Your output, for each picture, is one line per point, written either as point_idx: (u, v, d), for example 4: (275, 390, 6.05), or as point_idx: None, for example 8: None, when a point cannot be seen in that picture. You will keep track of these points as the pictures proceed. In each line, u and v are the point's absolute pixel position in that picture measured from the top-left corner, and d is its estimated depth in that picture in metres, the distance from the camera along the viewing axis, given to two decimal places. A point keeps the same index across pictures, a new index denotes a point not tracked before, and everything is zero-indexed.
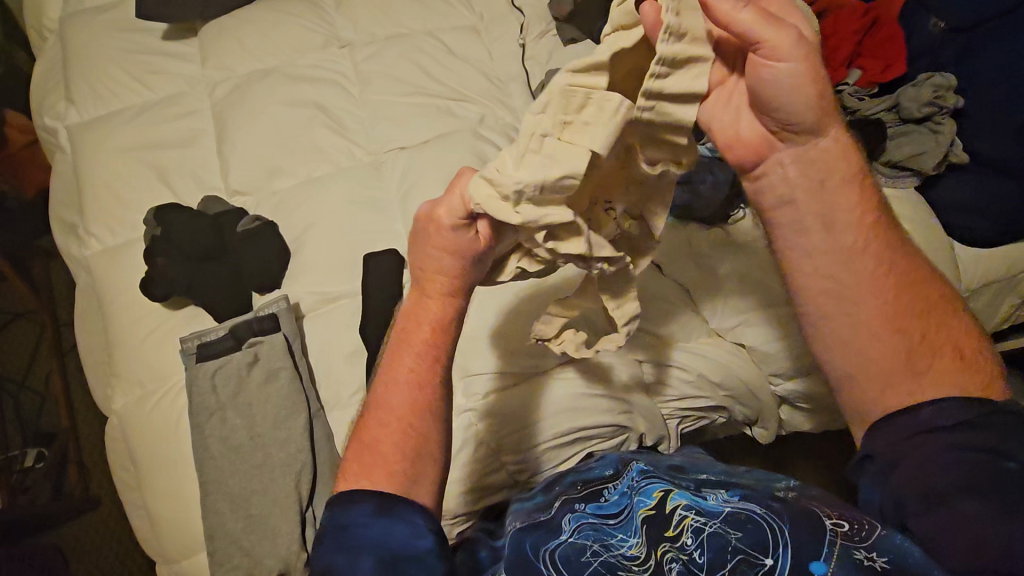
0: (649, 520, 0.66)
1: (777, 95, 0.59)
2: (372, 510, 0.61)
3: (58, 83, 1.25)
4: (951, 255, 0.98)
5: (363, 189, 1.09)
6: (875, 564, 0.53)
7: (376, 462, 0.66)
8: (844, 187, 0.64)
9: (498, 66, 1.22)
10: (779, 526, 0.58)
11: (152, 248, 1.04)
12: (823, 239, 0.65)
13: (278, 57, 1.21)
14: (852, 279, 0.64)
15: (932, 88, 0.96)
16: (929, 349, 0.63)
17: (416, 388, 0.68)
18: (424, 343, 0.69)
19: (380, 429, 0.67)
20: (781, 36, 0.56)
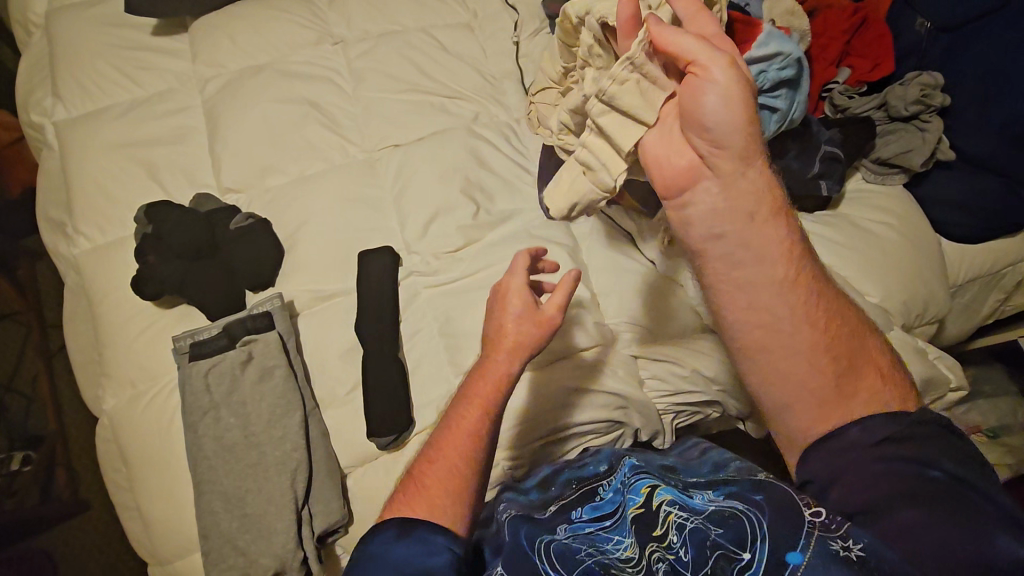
0: (638, 519, 0.67)
1: (706, 117, 0.60)
2: (394, 534, 0.63)
3: (44, 79, 1.23)
4: (938, 250, 1.00)
5: (357, 185, 1.09)
6: (852, 554, 0.53)
7: (418, 495, 0.67)
8: (771, 220, 0.65)
9: (492, 63, 1.23)
10: (758, 520, 0.59)
11: (143, 246, 1.03)
12: (755, 267, 0.65)
13: (270, 54, 1.21)
14: (783, 310, 0.66)
15: (919, 87, 0.97)
16: (852, 376, 0.65)
17: (473, 433, 0.71)
18: (488, 396, 0.74)
19: (428, 465, 0.70)
20: (712, 59, 0.59)
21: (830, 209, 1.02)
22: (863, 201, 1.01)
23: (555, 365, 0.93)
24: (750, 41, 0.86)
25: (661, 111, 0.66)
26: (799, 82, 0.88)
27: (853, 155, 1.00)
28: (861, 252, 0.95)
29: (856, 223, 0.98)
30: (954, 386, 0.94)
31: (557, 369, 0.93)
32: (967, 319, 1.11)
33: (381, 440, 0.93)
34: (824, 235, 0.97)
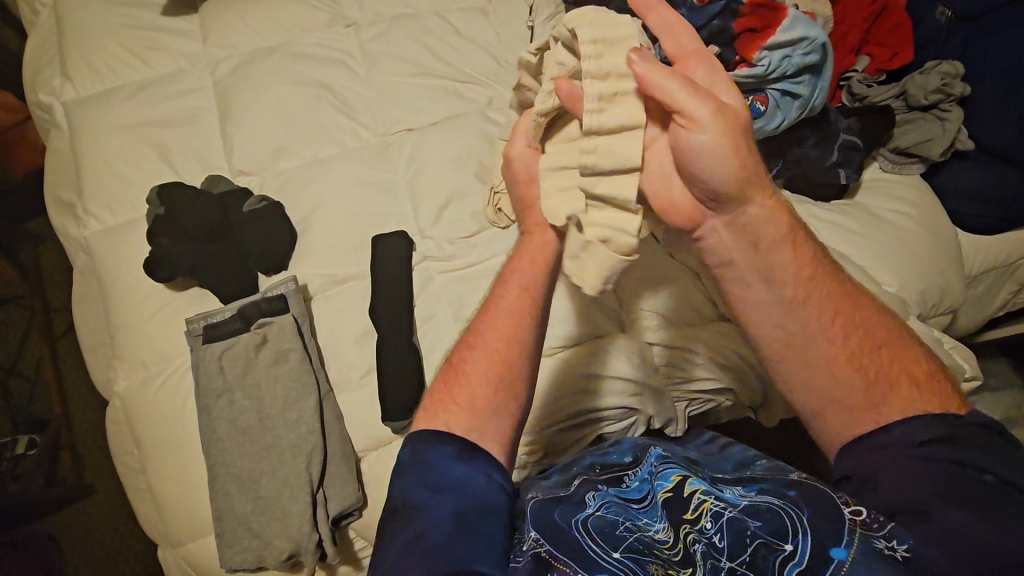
0: (667, 504, 0.67)
1: (700, 167, 0.58)
2: (454, 453, 0.61)
3: (52, 58, 1.21)
4: (955, 241, 1.00)
5: (371, 169, 1.08)
6: (898, 554, 0.52)
7: (459, 385, 0.66)
8: (781, 246, 0.63)
9: (506, 48, 1.21)
10: (799, 515, 0.59)
11: (155, 227, 1.02)
12: (765, 294, 0.64)
13: (282, 36, 1.19)
14: (797, 331, 0.64)
15: (939, 76, 0.97)
16: (876, 385, 0.64)
17: (516, 311, 0.69)
18: (529, 264, 0.72)
19: (468, 352, 0.69)
20: (696, 103, 0.56)
21: (847, 198, 1.02)
22: (880, 191, 1.01)
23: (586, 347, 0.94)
24: (774, 25, 0.89)
25: (652, 148, 0.63)
26: (821, 69, 0.91)
27: (871, 145, 1.00)
28: (879, 241, 0.95)
29: (875, 213, 0.98)
30: (969, 376, 0.94)
31: (588, 353, 0.93)
32: (979, 311, 1.11)
33: (396, 424, 0.93)
34: (840, 223, 0.97)
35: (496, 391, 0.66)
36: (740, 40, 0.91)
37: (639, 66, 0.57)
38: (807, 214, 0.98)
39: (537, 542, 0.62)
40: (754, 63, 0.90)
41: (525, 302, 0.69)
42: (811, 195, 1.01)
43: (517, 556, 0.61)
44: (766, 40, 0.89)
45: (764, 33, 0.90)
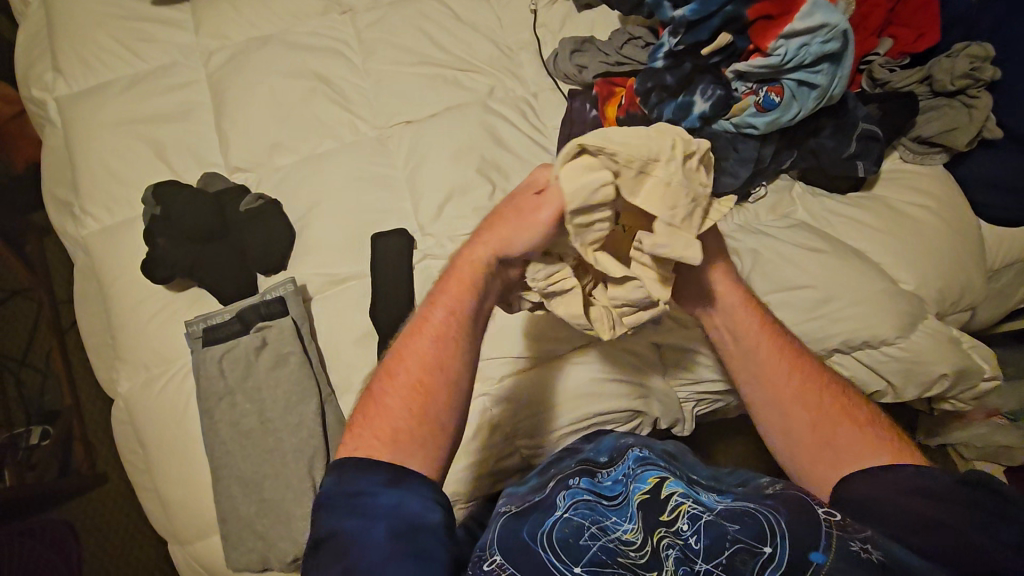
0: (644, 505, 0.67)
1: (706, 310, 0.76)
2: (384, 480, 0.60)
3: (43, 51, 1.18)
4: (978, 236, 0.96)
5: (368, 163, 1.05)
6: (873, 556, 0.55)
7: (379, 415, 0.65)
8: (744, 310, 0.74)
9: (508, 33, 1.16)
10: (777, 518, 0.60)
11: (151, 227, 1.01)
12: (739, 346, 0.73)
13: (276, 24, 1.15)
14: (757, 375, 0.72)
15: (968, 59, 0.92)
16: (840, 432, 0.67)
17: (435, 338, 0.67)
18: (464, 288, 0.68)
19: (388, 381, 0.67)
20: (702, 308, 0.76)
21: (865, 189, 0.97)
22: (901, 182, 0.96)
23: (571, 355, 0.91)
24: (792, 11, 0.85)
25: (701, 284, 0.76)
26: (841, 57, 0.86)
27: (893, 134, 0.95)
28: (898, 237, 0.91)
29: (894, 207, 0.94)
30: (989, 377, 0.90)
31: (575, 359, 0.90)
32: (1004, 306, 1.07)
33: None
34: (858, 218, 0.93)
35: (421, 420, 0.64)
36: (754, 29, 0.87)
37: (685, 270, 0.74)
38: (820, 209, 0.95)
39: (501, 566, 0.62)
40: (769, 53, 0.86)
41: (451, 327, 0.67)
42: (823, 187, 0.97)
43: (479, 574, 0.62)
44: (783, 28, 0.85)
45: (779, 22, 0.85)
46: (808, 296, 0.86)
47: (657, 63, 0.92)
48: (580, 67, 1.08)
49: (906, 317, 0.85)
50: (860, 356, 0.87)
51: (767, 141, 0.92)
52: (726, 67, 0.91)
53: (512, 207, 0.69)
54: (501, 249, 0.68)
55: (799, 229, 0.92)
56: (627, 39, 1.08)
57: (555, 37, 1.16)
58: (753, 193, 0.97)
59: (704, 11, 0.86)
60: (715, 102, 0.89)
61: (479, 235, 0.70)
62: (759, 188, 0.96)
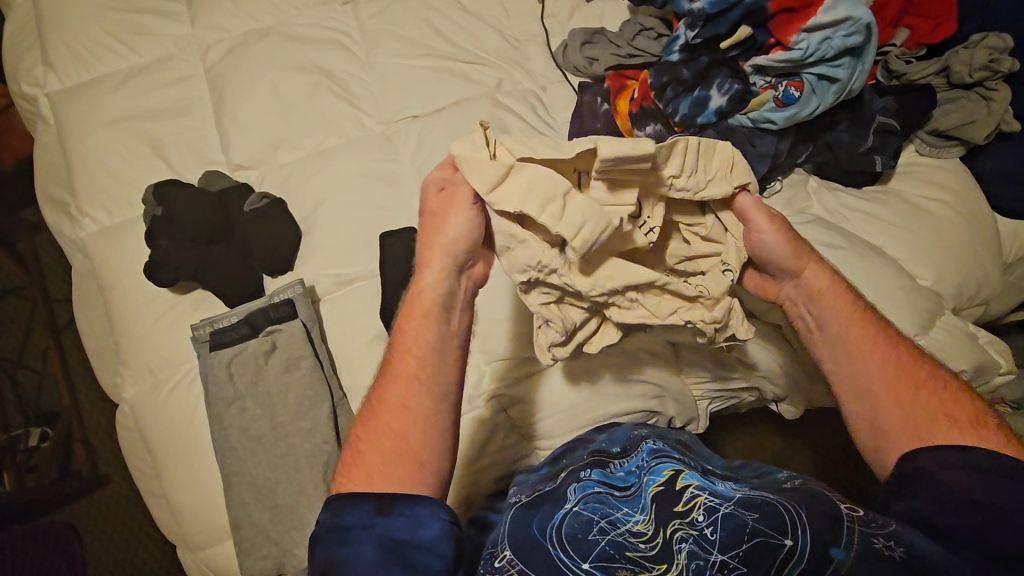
0: (658, 497, 0.66)
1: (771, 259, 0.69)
2: (372, 510, 0.60)
3: (32, 44, 1.14)
4: (994, 230, 0.95)
5: (375, 159, 1.03)
6: (896, 553, 0.53)
7: (365, 466, 0.63)
8: (831, 290, 0.70)
9: (515, 24, 1.14)
10: (796, 511, 0.59)
11: (152, 229, 0.98)
12: (824, 325, 0.69)
13: (276, 15, 1.12)
14: (838, 357, 0.69)
15: (986, 51, 0.90)
16: (927, 416, 0.64)
17: (409, 376, 0.64)
18: (423, 317, 0.65)
19: (369, 431, 0.64)
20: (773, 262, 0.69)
21: (881, 183, 0.96)
22: (917, 177, 0.95)
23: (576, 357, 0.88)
24: (816, 5, 0.83)
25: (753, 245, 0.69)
26: (863, 50, 0.85)
27: (910, 127, 0.94)
28: (914, 232, 0.90)
29: (910, 201, 0.93)
30: (1004, 371, 0.91)
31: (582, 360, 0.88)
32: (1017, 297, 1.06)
33: None
34: (873, 213, 0.92)
35: (412, 461, 0.62)
36: (776, 21, 0.85)
37: (745, 206, 0.68)
38: (835, 204, 0.94)
39: (512, 562, 0.61)
40: (791, 47, 0.85)
41: (418, 362, 0.65)
42: (840, 180, 0.95)
43: (489, 572, 0.61)
44: (807, 21, 0.83)
45: (804, 13, 0.84)
46: None
47: (672, 56, 0.91)
48: (590, 59, 1.06)
49: (924, 312, 0.85)
50: None
51: (784, 135, 0.91)
52: (746, 61, 0.89)
53: (444, 199, 0.65)
54: (445, 244, 0.65)
55: (816, 224, 0.91)
56: (639, 31, 1.06)
57: (564, 27, 1.13)
58: (769, 188, 0.95)
59: (723, 4, 0.84)
60: (732, 96, 0.88)
61: (424, 257, 0.66)
62: (775, 183, 0.95)
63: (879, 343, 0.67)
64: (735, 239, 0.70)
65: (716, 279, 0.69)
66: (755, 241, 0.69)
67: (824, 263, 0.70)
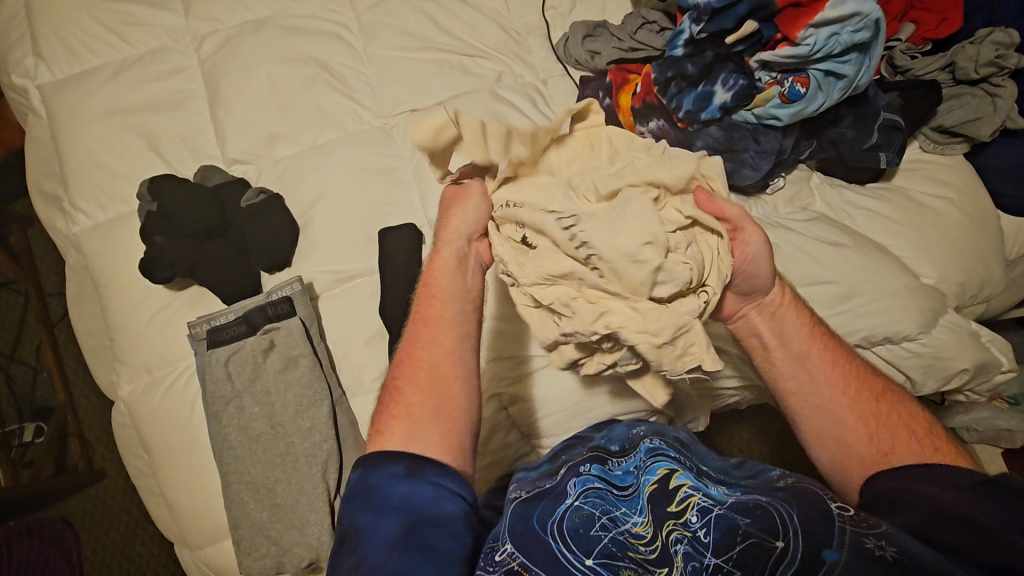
0: (655, 497, 0.65)
1: (752, 272, 0.70)
2: (402, 471, 0.60)
3: (21, 34, 1.11)
4: (998, 227, 0.95)
5: (374, 155, 1.01)
6: (888, 552, 0.51)
7: (403, 409, 0.65)
8: (790, 310, 0.73)
9: (516, 16, 1.12)
10: (788, 512, 0.58)
11: (147, 224, 0.97)
12: (783, 350, 0.72)
13: (271, 7, 1.09)
14: (802, 376, 0.70)
15: (994, 46, 0.89)
16: (885, 434, 0.66)
17: (437, 321, 0.69)
18: (447, 274, 0.72)
19: (405, 377, 0.67)
20: (755, 274, 0.70)
21: (884, 180, 0.95)
22: (920, 173, 0.95)
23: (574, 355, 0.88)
24: None
25: (736, 258, 0.69)
26: (870, 46, 0.84)
27: (914, 124, 0.93)
28: (918, 229, 0.90)
29: (914, 199, 0.92)
30: (1006, 369, 0.91)
31: None
32: None
33: None
34: (877, 210, 0.92)
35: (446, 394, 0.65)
36: (784, 16, 0.85)
37: (732, 214, 0.68)
38: (839, 201, 0.94)
39: (512, 556, 0.58)
40: (798, 43, 0.84)
41: (447, 312, 0.70)
42: (841, 177, 0.95)
43: (486, 565, 0.58)
44: (814, 16, 0.82)
45: (812, 8, 0.82)
46: (830, 292, 0.85)
47: (676, 50, 0.88)
48: (592, 53, 1.05)
49: (927, 311, 0.85)
50: (882, 352, 0.86)
51: (788, 131, 0.90)
52: (751, 56, 0.88)
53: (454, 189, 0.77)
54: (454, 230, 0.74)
55: (820, 222, 0.90)
56: (641, 23, 1.04)
57: (565, 20, 1.12)
58: (772, 185, 0.94)
59: None
60: (737, 92, 0.87)
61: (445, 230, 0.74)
62: (778, 179, 0.94)
63: (838, 361, 0.71)
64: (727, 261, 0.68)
65: (689, 301, 0.65)
66: (739, 252, 0.69)
67: (785, 282, 0.74)
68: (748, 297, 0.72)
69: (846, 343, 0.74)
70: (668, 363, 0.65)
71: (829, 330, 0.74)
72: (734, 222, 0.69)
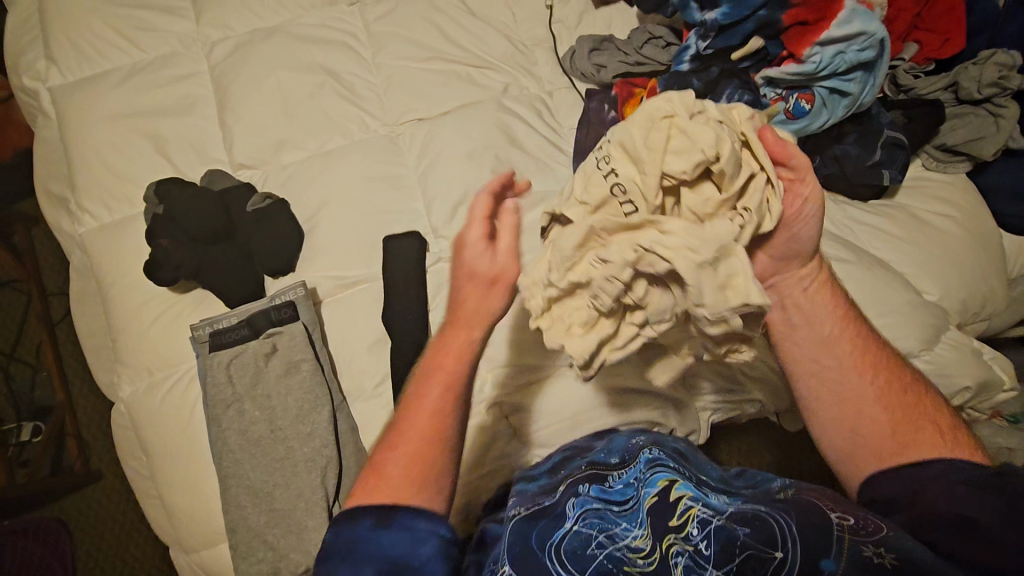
0: (653, 510, 0.65)
1: (801, 228, 0.65)
2: (373, 525, 0.58)
3: (35, 37, 1.12)
4: (1000, 245, 0.95)
5: (380, 162, 1.02)
6: (886, 561, 0.52)
7: (379, 484, 0.61)
8: (823, 288, 0.69)
9: (524, 29, 1.13)
10: (787, 523, 0.58)
11: (153, 227, 0.97)
12: (811, 333, 0.69)
13: (282, 15, 1.11)
14: (827, 360, 0.68)
15: (996, 68, 0.90)
16: (906, 428, 0.64)
17: (436, 411, 0.63)
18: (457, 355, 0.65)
19: (387, 453, 0.63)
20: (805, 229, 0.65)
21: (887, 198, 0.95)
22: (922, 191, 0.95)
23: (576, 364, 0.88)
24: (829, 18, 0.83)
25: (789, 208, 0.64)
26: (875, 64, 0.85)
27: (916, 142, 0.94)
28: (920, 246, 0.90)
29: (916, 216, 0.93)
30: (1008, 388, 0.93)
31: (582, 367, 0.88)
32: None
33: None
34: (880, 227, 0.92)
35: (420, 488, 0.61)
36: (790, 33, 0.86)
37: (795, 158, 0.62)
38: (843, 218, 0.93)
39: None
40: (804, 60, 0.85)
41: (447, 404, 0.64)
42: (844, 194, 0.95)
43: None
44: (819, 35, 0.83)
45: (818, 26, 0.84)
46: None
47: (682, 65, 0.90)
48: (598, 67, 1.06)
49: (929, 328, 0.85)
50: None
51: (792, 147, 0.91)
52: (757, 73, 0.90)
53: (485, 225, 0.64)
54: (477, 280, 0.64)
55: (823, 236, 0.90)
56: (648, 39, 1.06)
57: (571, 34, 1.13)
58: None
59: (736, 16, 0.85)
60: None
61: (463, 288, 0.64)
62: None
63: (866, 349, 0.68)
64: (775, 197, 0.60)
65: (723, 221, 0.57)
66: (792, 200, 0.64)
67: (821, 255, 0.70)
68: (781, 264, 0.68)
69: (876, 328, 0.71)
70: (708, 295, 0.54)
71: (861, 314, 0.71)
72: (796, 164, 0.62)
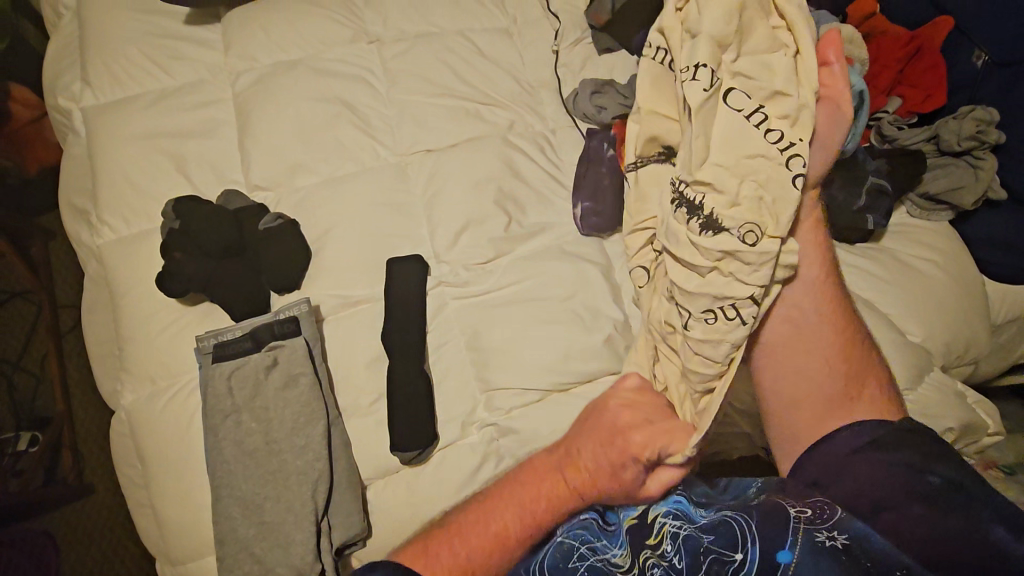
0: (632, 530, 0.68)
1: (820, 144, 0.72)
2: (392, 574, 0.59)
3: (72, 62, 1.20)
4: (983, 292, 0.98)
5: (388, 189, 1.07)
6: (837, 543, 0.58)
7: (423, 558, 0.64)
8: (813, 235, 0.75)
9: (531, 71, 1.20)
10: (747, 523, 0.62)
11: (169, 241, 1.02)
12: (798, 281, 0.74)
13: (304, 49, 1.18)
14: (807, 303, 0.74)
15: (974, 122, 0.96)
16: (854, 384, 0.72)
17: (503, 532, 0.67)
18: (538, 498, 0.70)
19: (442, 543, 0.66)
20: (820, 154, 0.71)
21: (873, 242, 0.99)
22: (907, 236, 0.99)
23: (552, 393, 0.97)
24: None
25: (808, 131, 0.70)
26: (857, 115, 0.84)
27: (902, 187, 0.98)
28: (902, 289, 0.94)
29: (900, 260, 0.96)
30: (993, 432, 0.93)
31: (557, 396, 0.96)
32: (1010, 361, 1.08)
33: (404, 454, 0.92)
34: (866, 268, 0.95)
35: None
36: None
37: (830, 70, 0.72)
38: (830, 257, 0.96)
39: None
40: None
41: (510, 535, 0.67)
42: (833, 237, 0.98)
43: None
44: None
45: None
46: None
47: None
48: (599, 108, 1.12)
49: (913, 368, 0.87)
50: None
51: None
52: None
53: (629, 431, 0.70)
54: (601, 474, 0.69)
55: None
56: None
57: (575, 77, 1.20)
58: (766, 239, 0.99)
59: None
60: None
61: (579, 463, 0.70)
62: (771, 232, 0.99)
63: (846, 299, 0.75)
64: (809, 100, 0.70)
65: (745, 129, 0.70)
66: (825, 106, 0.71)
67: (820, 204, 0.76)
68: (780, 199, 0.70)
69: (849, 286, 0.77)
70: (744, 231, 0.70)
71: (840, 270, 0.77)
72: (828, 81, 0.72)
